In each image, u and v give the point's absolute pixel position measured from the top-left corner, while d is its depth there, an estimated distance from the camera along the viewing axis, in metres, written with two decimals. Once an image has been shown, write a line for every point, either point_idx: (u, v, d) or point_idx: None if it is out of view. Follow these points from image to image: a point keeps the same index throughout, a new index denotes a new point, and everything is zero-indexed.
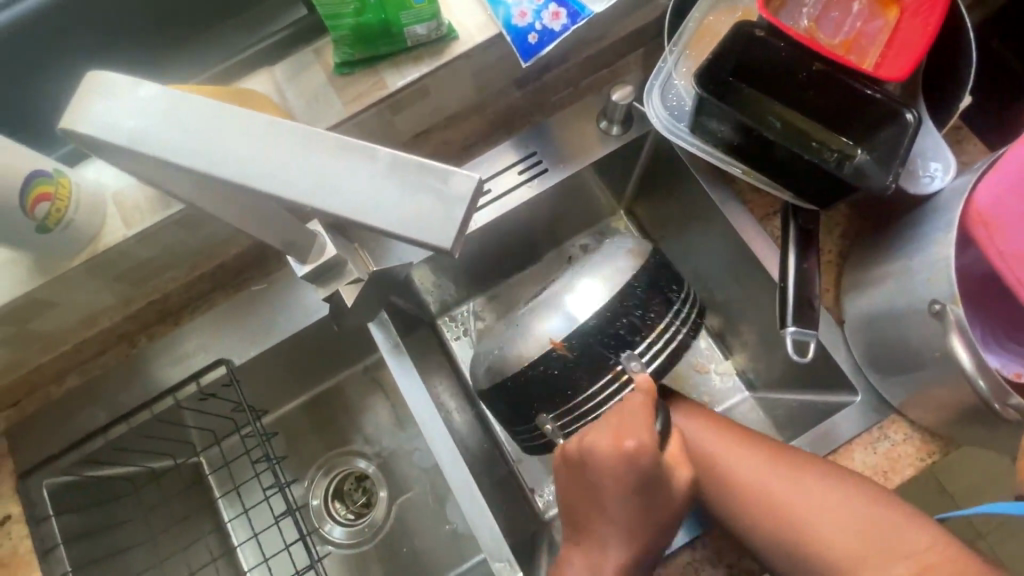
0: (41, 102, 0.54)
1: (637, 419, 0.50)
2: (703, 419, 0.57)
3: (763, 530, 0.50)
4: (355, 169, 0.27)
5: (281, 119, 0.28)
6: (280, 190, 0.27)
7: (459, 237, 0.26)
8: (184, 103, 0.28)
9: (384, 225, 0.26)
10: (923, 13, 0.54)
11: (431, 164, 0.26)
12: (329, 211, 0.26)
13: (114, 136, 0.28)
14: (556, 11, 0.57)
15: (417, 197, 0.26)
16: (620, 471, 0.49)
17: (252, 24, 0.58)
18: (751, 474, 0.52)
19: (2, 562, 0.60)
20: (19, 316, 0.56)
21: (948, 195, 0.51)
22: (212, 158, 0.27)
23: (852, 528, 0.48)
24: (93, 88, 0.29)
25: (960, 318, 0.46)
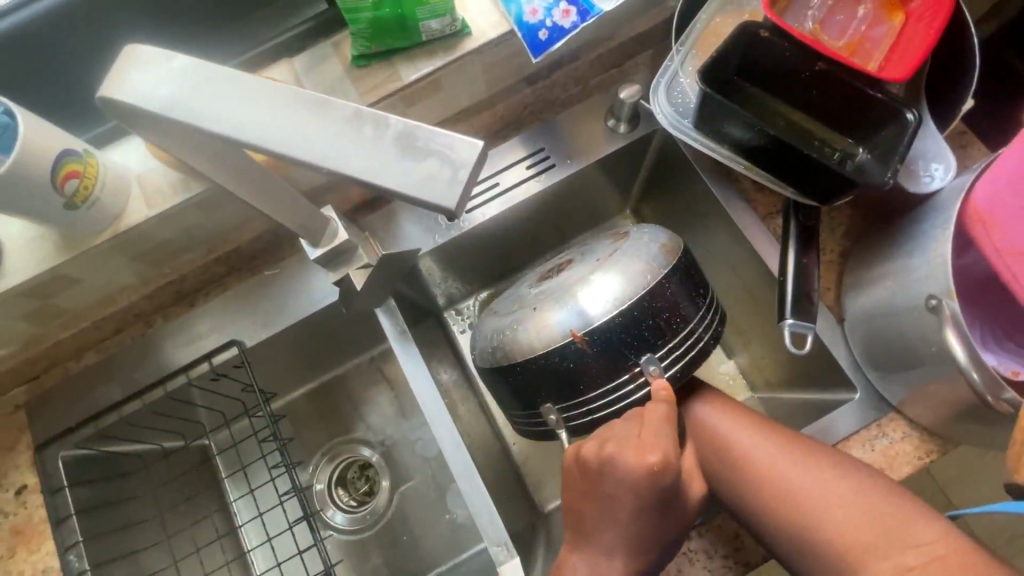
0: (72, 86, 0.56)
1: (662, 438, 0.51)
2: (729, 408, 0.58)
3: (776, 518, 0.50)
4: (368, 136, 0.28)
5: (300, 88, 0.29)
6: (298, 152, 0.29)
7: (462, 199, 0.28)
8: (208, 74, 0.30)
9: (395, 187, 0.28)
10: (927, 18, 0.55)
11: (439, 132, 0.28)
12: (343, 174, 0.28)
13: (144, 104, 0.30)
14: (566, 9, 0.58)
15: (428, 163, 0.28)
16: (639, 484, 0.51)
17: (274, 17, 0.60)
18: (769, 462, 0.53)
19: (18, 529, 0.64)
20: (43, 291, 0.59)
21: (947, 194, 0.52)
22: (235, 126, 0.29)
23: (863, 516, 0.47)
24: (130, 60, 0.31)
25: (955, 312, 0.47)
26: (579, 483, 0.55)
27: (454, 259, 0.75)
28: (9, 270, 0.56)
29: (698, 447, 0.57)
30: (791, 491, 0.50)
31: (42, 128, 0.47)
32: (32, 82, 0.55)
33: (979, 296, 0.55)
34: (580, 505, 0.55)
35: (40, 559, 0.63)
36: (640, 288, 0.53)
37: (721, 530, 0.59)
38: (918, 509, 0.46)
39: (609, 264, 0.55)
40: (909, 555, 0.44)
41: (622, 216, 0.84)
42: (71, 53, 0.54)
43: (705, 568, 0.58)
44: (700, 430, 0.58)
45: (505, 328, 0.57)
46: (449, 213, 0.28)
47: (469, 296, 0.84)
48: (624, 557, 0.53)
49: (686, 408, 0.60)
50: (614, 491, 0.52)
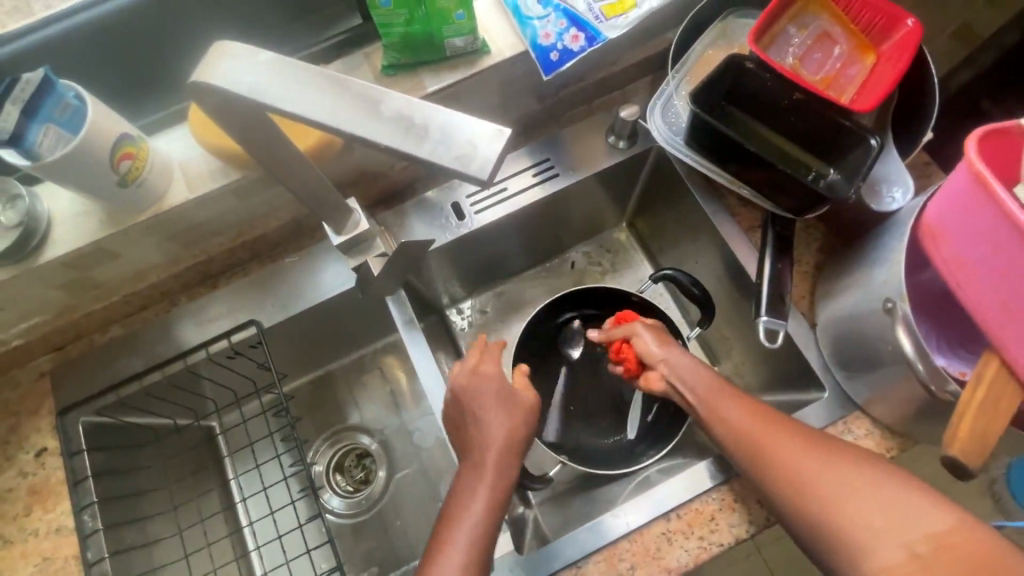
0: (130, 78, 0.63)
1: (491, 358, 0.67)
2: (757, 413, 0.54)
3: (794, 508, 0.49)
4: (419, 122, 0.34)
5: (361, 81, 0.35)
6: (363, 133, 0.34)
7: (496, 172, 0.33)
8: (288, 67, 0.36)
9: (440, 163, 0.33)
10: (895, 59, 0.63)
11: (477, 120, 0.34)
12: (400, 151, 0.34)
13: (233, 89, 0.36)
14: (576, 35, 0.66)
15: (467, 141, 0.33)
16: (463, 387, 0.64)
17: (316, 28, 0.68)
18: (787, 451, 0.51)
19: (36, 489, 0.67)
20: (83, 263, 0.63)
21: (904, 213, 0.58)
22: (311, 110, 0.35)
23: (876, 502, 0.46)
24: (222, 53, 0.36)
25: (908, 313, 0.53)
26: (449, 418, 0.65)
27: (461, 258, 0.80)
28: (55, 241, 0.60)
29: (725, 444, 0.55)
30: (808, 478, 0.49)
31: (107, 114, 0.53)
32: (91, 72, 0.61)
33: (951, 303, 0.60)
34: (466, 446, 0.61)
35: (54, 517, 0.66)
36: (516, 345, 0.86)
37: (698, 514, 0.63)
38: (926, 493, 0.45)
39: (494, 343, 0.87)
40: (915, 540, 0.43)
41: (618, 229, 0.93)
42: (133, 49, 0.61)
43: (683, 549, 0.62)
44: (725, 431, 0.55)
45: None
46: (482, 182, 0.33)
47: (473, 294, 0.90)
48: (480, 492, 0.56)
49: (720, 415, 0.56)
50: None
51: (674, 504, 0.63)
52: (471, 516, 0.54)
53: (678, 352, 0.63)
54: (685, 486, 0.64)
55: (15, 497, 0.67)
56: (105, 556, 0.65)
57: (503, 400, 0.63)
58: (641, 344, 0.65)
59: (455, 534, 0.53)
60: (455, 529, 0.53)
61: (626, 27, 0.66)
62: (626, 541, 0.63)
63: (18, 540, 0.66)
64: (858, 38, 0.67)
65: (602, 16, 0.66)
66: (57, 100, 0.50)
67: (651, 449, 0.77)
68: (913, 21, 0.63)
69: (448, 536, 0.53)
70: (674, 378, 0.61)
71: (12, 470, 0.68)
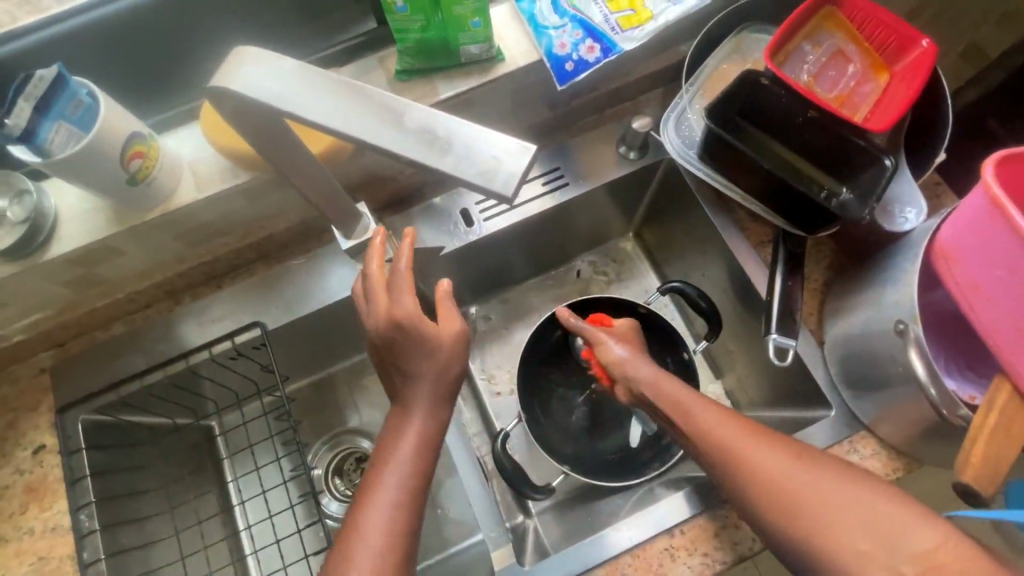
0: (143, 77, 0.63)
1: (404, 289, 0.51)
2: (733, 422, 0.52)
3: (776, 523, 0.47)
4: (442, 135, 0.34)
5: (386, 91, 0.35)
6: (385, 144, 0.34)
7: (520, 189, 0.33)
8: (311, 75, 0.35)
9: (464, 179, 0.33)
10: (908, 80, 0.64)
11: (502, 135, 0.33)
12: (422, 164, 0.33)
13: (254, 94, 0.35)
14: (591, 46, 0.65)
15: (492, 157, 0.33)
16: (385, 344, 0.52)
17: (331, 31, 0.68)
18: (776, 470, 0.49)
19: (32, 486, 0.67)
20: (89, 260, 0.63)
21: (918, 234, 0.58)
22: (334, 119, 0.35)
23: (860, 520, 0.44)
24: (244, 57, 0.36)
25: (920, 335, 0.53)
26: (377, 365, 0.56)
27: (466, 263, 0.80)
28: (62, 238, 0.60)
29: (702, 455, 0.53)
30: (797, 498, 0.47)
31: (119, 113, 0.52)
32: (103, 69, 0.61)
33: (964, 326, 0.60)
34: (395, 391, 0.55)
35: (50, 517, 0.66)
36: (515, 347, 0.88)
37: (702, 530, 0.63)
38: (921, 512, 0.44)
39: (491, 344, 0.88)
40: (902, 561, 0.42)
41: (624, 238, 0.92)
42: (145, 47, 0.61)
43: (686, 565, 0.62)
44: (701, 441, 0.53)
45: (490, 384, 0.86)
46: (506, 198, 0.33)
47: (477, 301, 0.90)
48: (408, 438, 0.52)
49: (692, 422, 0.54)
50: (407, 375, 0.53)
51: (677, 520, 0.63)
52: (396, 472, 0.50)
53: (643, 359, 0.61)
54: (687, 502, 0.63)
55: (11, 494, 0.66)
56: (101, 557, 0.64)
57: (423, 349, 0.52)
58: (610, 356, 0.62)
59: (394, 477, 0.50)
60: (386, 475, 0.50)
61: (642, 39, 0.65)
62: (628, 556, 0.62)
63: (13, 539, 0.65)
64: (871, 58, 0.67)
65: (618, 28, 0.65)
66: (69, 97, 0.50)
67: (656, 461, 0.77)
68: (927, 42, 0.63)
69: (377, 482, 0.50)
70: (639, 385, 0.59)
71: (9, 467, 0.67)
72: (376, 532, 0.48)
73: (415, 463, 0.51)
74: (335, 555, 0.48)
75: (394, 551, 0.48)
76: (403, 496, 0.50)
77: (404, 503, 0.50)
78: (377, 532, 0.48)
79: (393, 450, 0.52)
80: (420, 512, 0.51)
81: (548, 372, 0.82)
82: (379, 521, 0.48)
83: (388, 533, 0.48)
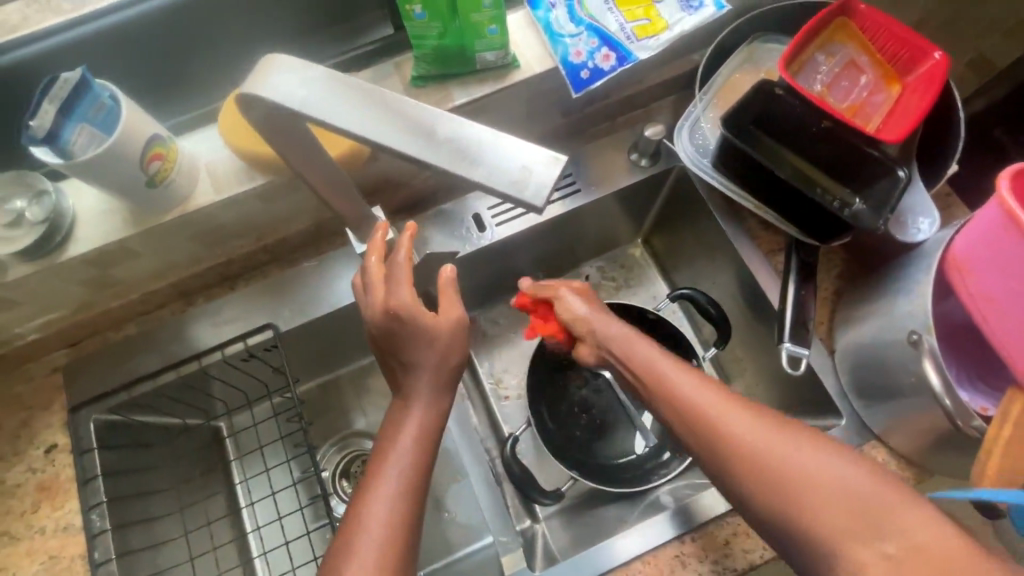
0: (165, 80, 0.64)
1: (401, 282, 0.52)
2: (711, 390, 0.50)
3: (754, 495, 0.45)
4: (474, 146, 0.34)
5: (417, 101, 0.35)
6: (416, 153, 0.34)
7: (550, 199, 0.33)
8: (342, 84, 0.36)
9: (494, 189, 0.33)
10: (920, 92, 0.64)
11: (533, 146, 0.34)
12: (452, 173, 0.34)
13: (285, 102, 0.36)
14: (607, 54, 0.65)
15: (522, 167, 0.33)
16: (382, 335, 0.53)
17: (348, 36, 0.68)
18: (758, 444, 0.46)
19: (45, 485, 0.67)
20: (105, 261, 0.63)
21: (931, 245, 0.59)
22: (366, 128, 0.35)
23: (845, 496, 0.42)
24: (273, 64, 0.37)
25: (934, 346, 0.53)
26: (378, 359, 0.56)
27: (477, 268, 0.80)
28: (80, 239, 0.60)
29: (678, 424, 0.51)
30: (779, 473, 0.44)
31: (140, 116, 0.53)
32: (123, 72, 0.61)
33: (975, 335, 0.59)
34: (397, 382, 0.55)
35: (62, 516, 0.66)
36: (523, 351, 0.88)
37: (712, 538, 0.63)
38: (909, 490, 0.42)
39: (498, 349, 0.88)
40: (888, 541, 0.40)
41: (633, 245, 0.92)
42: (164, 49, 0.61)
43: (696, 572, 0.62)
44: (677, 409, 0.51)
45: (495, 389, 0.86)
46: (536, 208, 0.33)
47: (486, 305, 0.90)
48: (408, 431, 0.51)
49: (668, 389, 0.52)
50: (421, 381, 0.53)
51: (687, 528, 0.63)
52: (397, 465, 0.49)
53: (611, 319, 0.61)
54: (698, 507, 0.63)
55: (23, 493, 0.67)
56: (112, 557, 0.64)
57: (422, 341, 0.52)
58: (575, 313, 0.62)
59: (398, 466, 0.49)
60: (387, 465, 0.49)
61: (657, 48, 0.65)
62: (638, 562, 0.63)
63: (24, 538, 0.65)
64: (883, 69, 0.68)
65: (634, 37, 0.66)
66: (93, 99, 0.50)
67: (663, 469, 0.78)
68: (939, 54, 0.63)
69: (379, 472, 0.49)
70: (610, 345, 0.58)
71: (21, 466, 0.68)
72: (378, 526, 0.46)
73: (418, 452, 0.51)
74: (336, 546, 0.46)
75: (396, 545, 0.46)
76: (406, 487, 0.48)
77: (405, 492, 0.48)
78: (379, 524, 0.46)
79: (393, 442, 0.51)
80: (420, 505, 0.49)
81: (557, 377, 0.83)
82: (382, 513, 0.47)
83: (391, 525, 0.46)
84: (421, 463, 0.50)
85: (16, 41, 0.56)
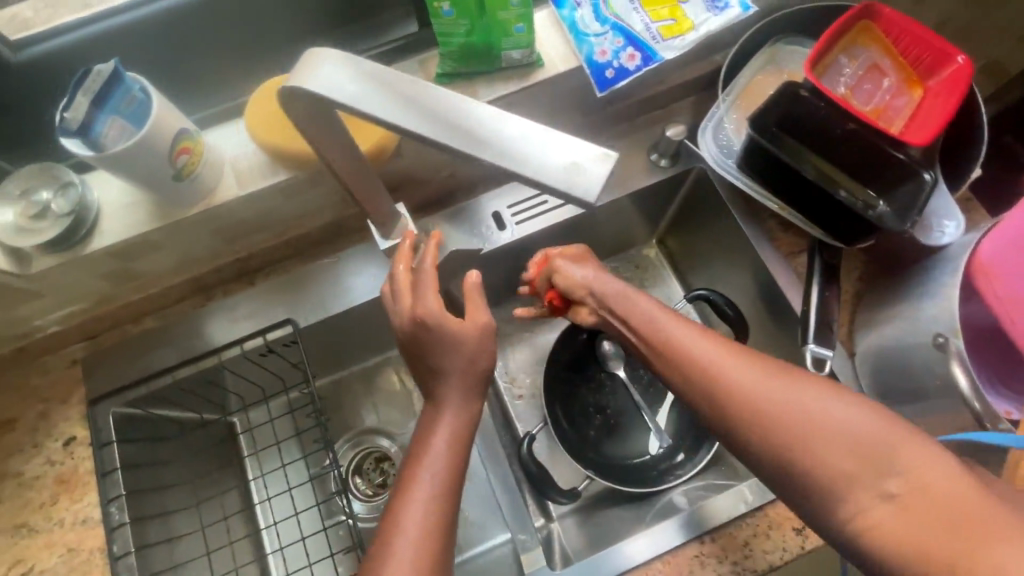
0: (191, 74, 0.64)
1: (427, 288, 0.53)
2: (709, 340, 0.50)
3: (753, 440, 0.46)
4: (523, 140, 0.34)
5: (467, 97, 0.36)
6: (466, 148, 0.35)
7: (600, 195, 0.34)
8: (392, 78, 0.36)
9: (545, 183, 0.33)
10: (944, 95, 0.64)
11: (582, 142, 0.34)
12: (502, 168, 0.34)
13: (334, 94, 0.36)
14: (632, 54, 0.65)
15: (573, 163, 0.34)
16: (409, 340, 0.54)
17: (372, 32, 0.68)
18: (757, 391, 0.46)
19: (63, 478, 0.67)
20: (128, 254, 0.63)
21: (956, 248, 0.60)
22: (416, 121, 0.35)
23: (844, 437, 0.43)
24: (322, 58, 0.37)
25: (960, 348, 0.53)
26: (404, 357, 0.56)
27: (494, 266, 0.80)
28: (105, 232, 0.61)
29: (676, 375, 0.51)
30: (779, 418, 0.45)
31: (169, 109, 0.53)
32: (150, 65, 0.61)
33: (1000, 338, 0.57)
34: (422, 380, 0.55)
35: (81, 508, 0.66)
36: (538, 349, 0.89)
37: (732, 538, 0.63)
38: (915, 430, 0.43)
39: (514, 347, 0.89)
40: (890, 482, 0.41)
41: (648, 246, 0.92)
42: (190, 43, 0.61)
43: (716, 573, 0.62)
44: (675, 359, 0.51)
45: (509, 388, 0.86)
46: (587, 204, 0.34)
47: (501, 303, 0.90)
48: (440, 431, 0.52)
49: (666, 339, 0.52)
50: (447, 379, 0.53)
51: (708, 528, 0.63)
52: (431, 470, 0.50)
53: (608, 277, 0.60)
54: (718, 507, 0.64)
55: (41, 485, 0.67)
56: (130, 550, 0.64)
57: (448, 338, 0.52)
58: (572, 278, 0.61)
59: (428, 466, 0.50)
60: (421, 468, 0.50)
61: (682, 49, 0.65)
62: (658, 562, 0.63)
63: (43, 530, 0.65)
64: (906, 72, 0.68)
65: (659, 37, 0.66)
66: (124, 92, 0.50)
67: (678, 469, 0.79)
68: (963, 58, 0.63)
69: (413, 476, 0.49)
70: (608, 304, 0.58)
71: (40, 458, 0.68)
72: (414, 528, 0.47)
73: (451, 455, 0.51)
74: (372, 555, 0.46)
75: (430, 547, 0.46)
76: (438, 490, 0.49)
77: (441, 495, 0.49)
78: (414, 527, 0.47)
79: (427, 446, 0.51)
80: (452, 506, 0.49)
81: (572, 377, 0.83)
82: (416, 516, 0.47)
83: (426, 526, 0.47)
84: (448, 461, 0.50)
85: (51, 33, 0.56)
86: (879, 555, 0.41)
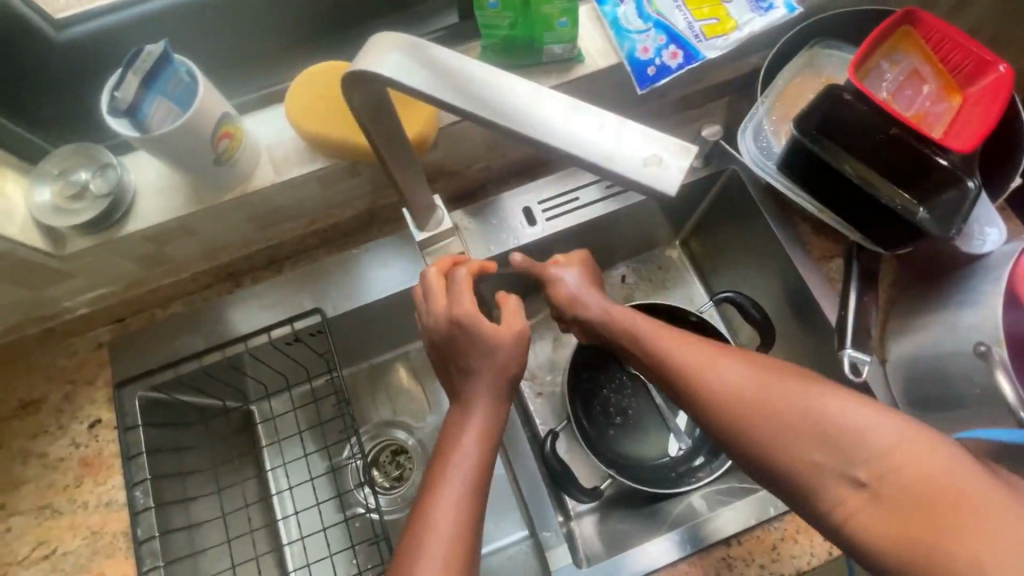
0: (229, 58, 0.64)
1: (462, 291, 0.54)
2: (689, 346, 0.53)
3: (736, 441, 0.50)
4: (599, 129, 0.35)
5: (542, 86, 0.36)
6: (542, 135, 0.35)
7: (678, 187, 0.34)
8: (465, 66, 0.37)
9: (622, 173, 0.34)
10: (986, 103, 0.64)
11: (660, 134, 0.35)
12: (579, 156, 0.34)
13: (406, 80, 0.37)
14: (674, 52, 0.65)
15: (651, 154, 0.34)
16: (443, 339, 0.54)
17: (411, 21, 0.68)
18: (738, 394, 0.50)
19: (88, 461, 0.67)
20: (161, 238, 0.63)
21: (997, 258, 0.59)
22: (490, 109, 0.36)
23: (816, 430, 0.47)
24: (394, 44, 0.38)
25: (1004, 358, 0.53)
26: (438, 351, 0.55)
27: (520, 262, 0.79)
28: (139, 215, 0.60)
29: (662, 382, 0.54)
30: (756, 418, 0.49)
31: (214, 95, 0.53)
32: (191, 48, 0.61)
33: None
34: (457, 374, 0.54)
35: (105, 491, 0.66)
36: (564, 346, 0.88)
37: (759, 541, 0.63)
38: (881, 412, 0.47)
39: (537, 343, 0.88)
40: (858, 469, 0.46)
41: (671, 247, 0.90)
42: (233, 27, 0.61)
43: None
44: (659, 366, 0.54)
45: (532, 385, 0.86)
46: (664, 195, 0.34)
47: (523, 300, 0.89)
48: (472, 425, 0.51)
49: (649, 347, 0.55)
50: (482, 372, 0.52)
51: (733, 532, 0.63)
52: (464, 460, 0.50)
53: (596, 292, 0.61)
54: (748, 510, 0.63)
55: (66, 467, 0.67)
56: (154, 535, 0.64)
57: (487, 332, 0.52)
58: (561, 290, 0.62)
59: (462, 459, 0.50)
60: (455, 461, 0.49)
61: (724, 48, 0.65)
62: (683, 563, 0.63)
63: (66, 512, 0.65)
64: (945, 78, 0.67)
65: (702, 35, 0.65)
66: (171, 73, 0.50)
67: (699, 472, 0.78)
68: (1005, 66, 0.63)
69: (446, 467, 0.49)
70: (595, 319, 0.60)
71: (65, 440, 0.68)
72: (448, 524, 0.46)
73: (483, 447, 0.51)
74: (407, 543, 0.46)
75: (463, 539, 0.46)
76: (471, 485, 0.48)
77: (476, 490, 0.48)
78: (447, 521, 0.47)
79: (459, 439, 0.51)
80: (484, 502, 0.49)
81: (593, 377, 0.83)
82: (450, 505, 0.47)
83: (461, 517, 0.47)
84: (482, 456, 0.50)
85: (98, 13, 0.56)
86: (855, 536, 0.46)
